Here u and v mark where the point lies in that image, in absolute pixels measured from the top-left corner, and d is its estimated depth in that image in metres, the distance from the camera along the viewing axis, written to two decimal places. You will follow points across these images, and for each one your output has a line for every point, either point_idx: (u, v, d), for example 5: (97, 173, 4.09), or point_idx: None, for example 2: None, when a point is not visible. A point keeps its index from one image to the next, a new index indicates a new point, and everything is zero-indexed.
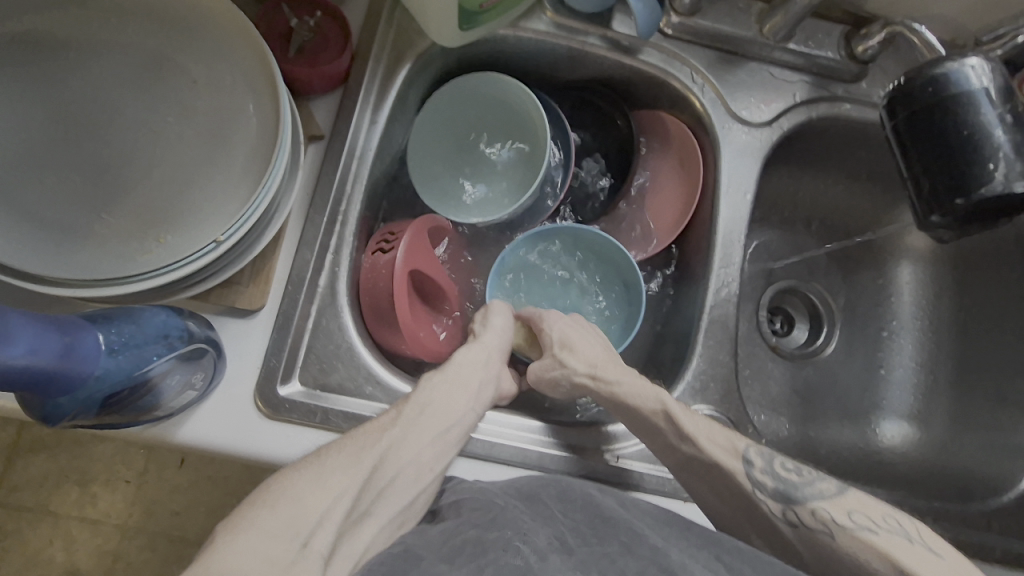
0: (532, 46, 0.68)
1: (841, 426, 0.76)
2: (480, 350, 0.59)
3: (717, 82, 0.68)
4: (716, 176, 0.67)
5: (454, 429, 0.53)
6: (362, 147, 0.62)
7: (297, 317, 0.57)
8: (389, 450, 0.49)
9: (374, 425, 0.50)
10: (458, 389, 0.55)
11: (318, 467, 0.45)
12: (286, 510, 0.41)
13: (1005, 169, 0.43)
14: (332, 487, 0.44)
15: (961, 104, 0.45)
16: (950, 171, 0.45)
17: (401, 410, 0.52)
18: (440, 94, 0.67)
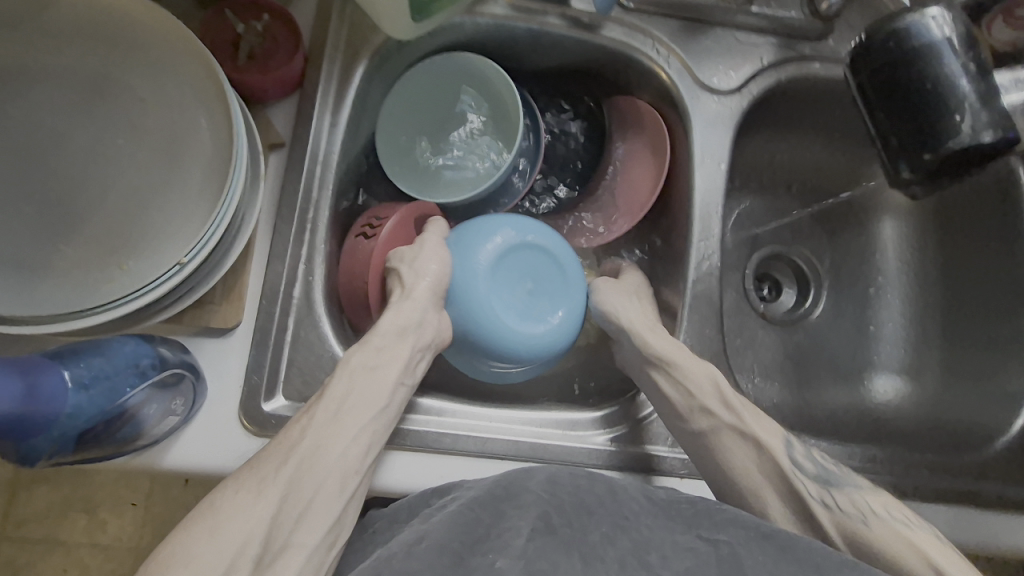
0: (490, 30, 0.66)
1: (835, 386, 0.76)
2: (412, 309, 0.55)
3: (683, 52, 0.67)
4: (689, 149, 0.66)
5: (380, 415, 0.52)
6: (326, 151, 0.60)
7: (274, 331, 0.55)
8: (299, 467, 0.48)
9: (277, 442, 0.49)
10: (379, 374, 0.53)
11: (212, 519, 0.44)
12: (184, 573, 0.42)
13: (971, 119, 0.42)
14: (231, 535, 0.44)
15: (924, 57, 0.44)
16: (917, 127, 0.44)
17: (298, 421, 0.50)
18: (416, 73, 0.67)
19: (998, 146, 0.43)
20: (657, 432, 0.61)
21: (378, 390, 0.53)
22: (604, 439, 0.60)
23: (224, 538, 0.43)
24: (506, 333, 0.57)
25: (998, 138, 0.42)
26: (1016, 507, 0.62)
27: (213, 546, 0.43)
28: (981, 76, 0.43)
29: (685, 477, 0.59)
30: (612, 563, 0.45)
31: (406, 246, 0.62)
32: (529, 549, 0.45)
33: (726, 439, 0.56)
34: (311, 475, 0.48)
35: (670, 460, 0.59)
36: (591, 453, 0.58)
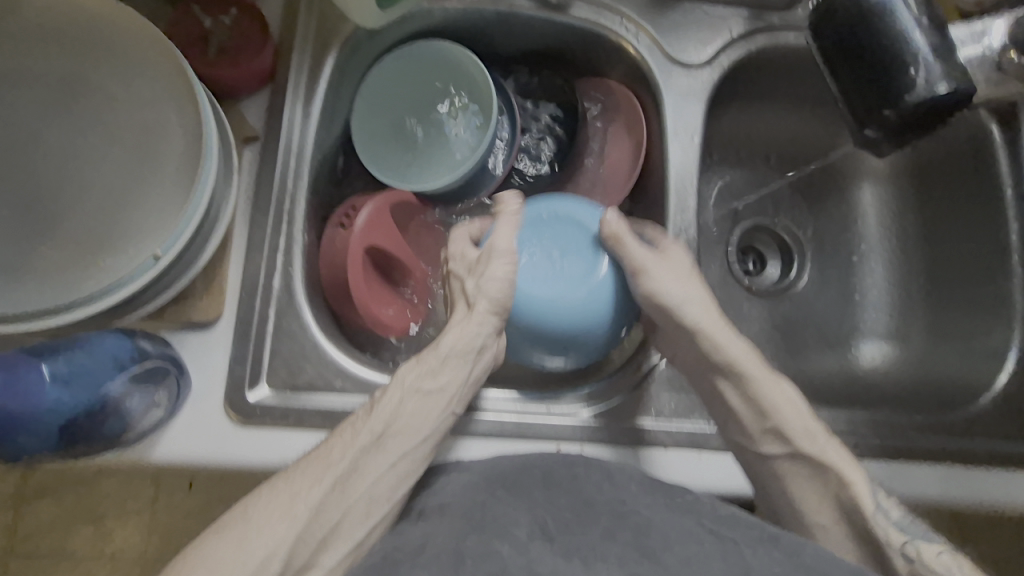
0: (459, 15, 0.67)
1: (823, 354, 0.77)
2: (475, 328, 0.54)
3: (651, 27, 0.67)
4: (662, 125, 0.66)
5: (426, 440, 0.52)
6: (299, 143, 0.60)
7: (256, 322, 0.56)
8: (343, 484, 0.48)
9: (324, 454, 0.49)
10: (432, 395, 0.52)
11: (243, 529, 0.45)
12: (213, 575, 0.43)
13: (926, 72, 0.43)
14: (259, 549, 0.44)
15: (879, 13, 0.44)
16: (875, 83, 0.44)
17: (347, 438, 0.49)
18: (387, 62, 0.67)
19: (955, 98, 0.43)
20: (643, 403, 0.61)
21: (427, 416, 0.52)
22: (590, 413, 0.60)
23: (248, 557, 0.44)
24: (542, 314, 0.56)
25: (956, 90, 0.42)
26: (1006, 463, 0.62)
27: (245, 555, 0.44)
28: (937, 27, 0.43)
29: (669, 447, 0.59)
30: (614, 560, 0.47)
31: (387, 233, 0.63)
32: (530, 548, 0.47)
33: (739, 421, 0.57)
34: (353, 491, 0.48)
35: (652, 430, 0.59)
36: (572, 427, 0.59)
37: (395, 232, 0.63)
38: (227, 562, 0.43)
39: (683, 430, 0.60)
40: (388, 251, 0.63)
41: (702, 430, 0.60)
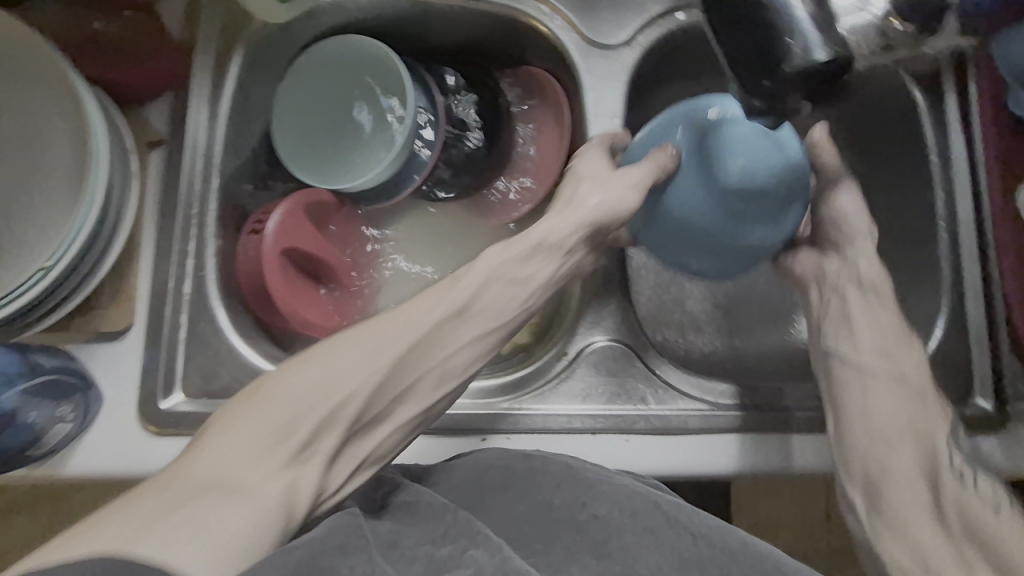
0: (371, 7, 0.65)
1: (766, 331, 0.76)
2: (517, 250, 0.52)
3: (568, 9, 0.65)
4: (583, 109, 0.65)
5: (450, 353, 0.47)
6: (206, 146, 0.59)
7: (167, 330, 0.55)
8: (416, 347, 0.45)
9: (407, 315, 0.46)
10: (447, 305, 0.48)
11: (228, 427, 0.39)
12: (189, 479, 0.36)
13: (802, 40, 0.39)
14: (259, 447, 0.38)
15: None
16: (754, 53, 0.41)
17: (433, 295, 0.48)
18: (301, 60, 0.65)
19: (833, 68, 0.39)
20: (567, 389, 0.60)
21: (500, 282, 0.50)
22: (512, 404, 0.60)
23: (235, 458, 0.38)
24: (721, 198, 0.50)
25: (835, 58, 0.39)
26: None
27: (304, 411, 0.40)
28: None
29: (597, 433, 0.59)
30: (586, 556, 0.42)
31: (301, 237, 0.62)
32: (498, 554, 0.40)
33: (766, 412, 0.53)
34: (425, 352, 0.46)
35: (580, 417, 0.59)
36: (497, 418, 0.59)
37: (308, 234, 0.63)
38: (277, 428, 0.39)
39: (606, 414, 0.59)
40: (306, 253, 0.63)
41: (628, 414, 0.59)
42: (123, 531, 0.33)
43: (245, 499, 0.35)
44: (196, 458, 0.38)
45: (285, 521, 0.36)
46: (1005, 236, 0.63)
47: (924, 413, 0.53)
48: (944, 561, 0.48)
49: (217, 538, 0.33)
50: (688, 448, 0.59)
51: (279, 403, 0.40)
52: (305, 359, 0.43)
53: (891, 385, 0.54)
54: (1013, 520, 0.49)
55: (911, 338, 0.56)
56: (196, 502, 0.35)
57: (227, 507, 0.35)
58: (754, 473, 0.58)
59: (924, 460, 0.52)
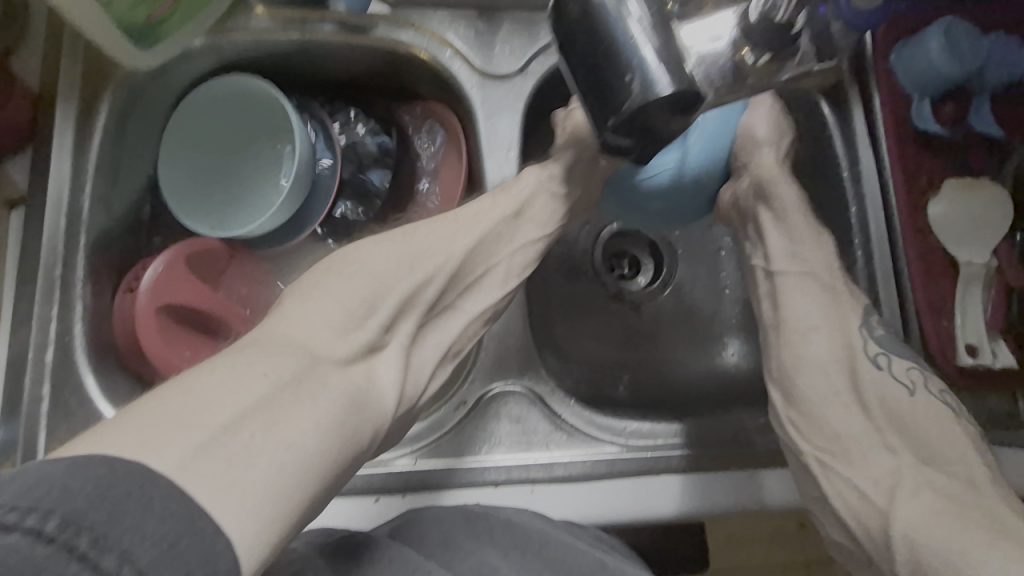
0: (254, 46, 0.62)
1: (693, 355, 0.74)
2: (505, 202, 0.52)
3: (456, 40, 0.63)
4: (478, 140, 0.63)
5: (426, 284, 0.46)
6: (70, 201, 0.55)
7: (28, 402, 0.52)
8: (416, 260, 0.46)
9: (433, 228, 0.49)
10: (433, 243, 0.48)
11: (225, 363, 0.35)
12: (171, 411, 0.31)
13: (641, 77, 0.38)
14: (251, 376, 0.34)
15: (593, 17, 0.39)
16: (597, 94, 0.40)
17: (466, 215, 0.51)
18: (187, 102, 0.63)
19: (679, 99, 0.38)
20: (464, 440, 0.58)
21: (496, 213, 0.52)
22: (406, 462, 0.56)
23: (221, 390, 0.33)
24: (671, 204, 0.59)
25: (682, 91, 0.38)
26: None
27: (318, 330, 0.39)
28: (660, 22, 0.40)
29: (499, 484, 0.56)
30: None
31: (184, 290, 0.58)
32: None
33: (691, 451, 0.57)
34: (435, 263, 0.47)
35: (486, 469, 0.57)
36: (396, 477, 0.56)
37: (194, 285, 0.59)
38: (326, 336, 0.39)
39: (506, 465, 0.57)
40: (191, 306, 0.59)
41: (535, 464, 0.57)
42: (189, 431, 0.30)
43: (272, 417, 0.33)
44: (177, 394, 0.32)
45: (365, 409, 0.38)
46: (912, 251, 0.61)
47: (837, 307, 0.55)
48: (864, 456, 0.50)
49: (261, 464, 0.31)
50: (598, 498, 0.57)
51: (281, 335, 0.38)
52: (287, 298, 0.42)
53: (807, 283, 0.56)
54: (927, 398, 0.52)
55: (818, 238, 0.58)
56: (217, 411, 0.32)
57: (289, 408, 0.34)
58: (691, 517, 0.57)
59: (843, 349, 0.53)
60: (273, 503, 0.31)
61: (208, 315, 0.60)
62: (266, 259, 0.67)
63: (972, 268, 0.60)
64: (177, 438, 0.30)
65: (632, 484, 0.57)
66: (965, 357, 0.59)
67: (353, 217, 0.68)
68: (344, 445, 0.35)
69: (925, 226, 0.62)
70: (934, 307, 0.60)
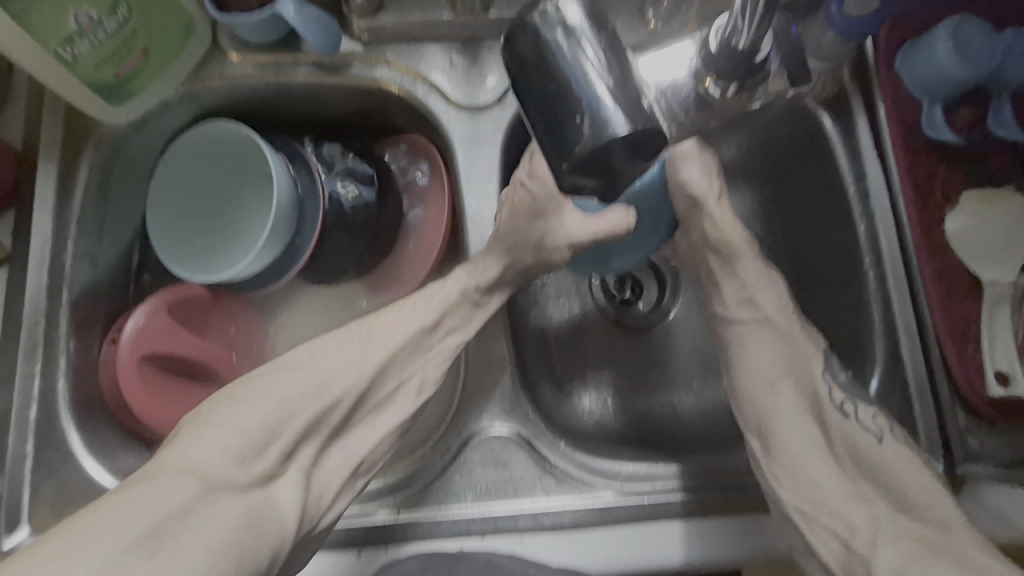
0: (231, 93, 0.63)
1: (703, 386, 0.68)
2: (439, 294, 0.53)
3: (430, 74, 0.62)
4: (456, 174, 0.61)
5: (336, 399, 0.46)
6: (52, 259, 0.57)
7: (13, 460, 0.53)
8: (325, 378, 0.46)
9: (343, 339, 0.49)
10: (342, 354, 0.48)
11: (111, 503, 0.36)
12: (47, 562, 0.32)
13: (592, 119, 0.36)
14: (130, 517, 0.35)
15: (542, 56, 0.38)
16: (550, 135, 0.38)
17: (380, 321, 0.51)
18: (173, 151, 0.62)
19: (634, 140, 0.36)
20: (450, 488, 0.55)
21: (411, 324, 0.51)
22: (388, 512, 0.55)
23: (98, 534, 0.34)
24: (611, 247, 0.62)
25: (636, 130, 0.36)
26: None
27: (213, 459, 0.40)
28: (614, 57, 0.38)
29: (486, 535, 0.54)
30: None
31: (167, 338, 0.58)
32: None
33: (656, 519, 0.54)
34: (343, 383, 0.47)
35: (474, 519, 0.54)
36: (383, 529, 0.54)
37: (177, 333, 0.59)
38: (225, 463, 0.40)
39: (495, 515, 0.54)
40: (176, 356, 0.59)
41: (529, 511, 0.54)
42: (67, 570, 0.32)
43: (154, 549, 0.34)
44: (60, 538, 0.34)
45: (260, 534, 0.38)
46: (927, 271, 0.56)
47: (799, 358, 0.52)
48: (845, 504, 0.46)
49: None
50: (593, 548, 0.53)
51: (179, 462, 0.39)
52: (186, 426, 0.42)
53: (764, 332, 0.54)
54: (902, 448, 0.49)
55: (767, 278, 0.55)
56: (96, 547, 0.33)
57: (175, 539, 0.35)
58: (694, 563, 0.54)
59: (806, 398, 0.51)
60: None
61: (197, 364, 0.60)
62: (252, 303, 0.67)
63: (999, 288, 0.55)
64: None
65: (631, 530, 0.54)
66: (995, 386, 0.53)
67: (338, 253, 0.64)
68: (234, 572, 0.36)
69: (943, 243, 0.57)
70: (953, 332, 0.55)
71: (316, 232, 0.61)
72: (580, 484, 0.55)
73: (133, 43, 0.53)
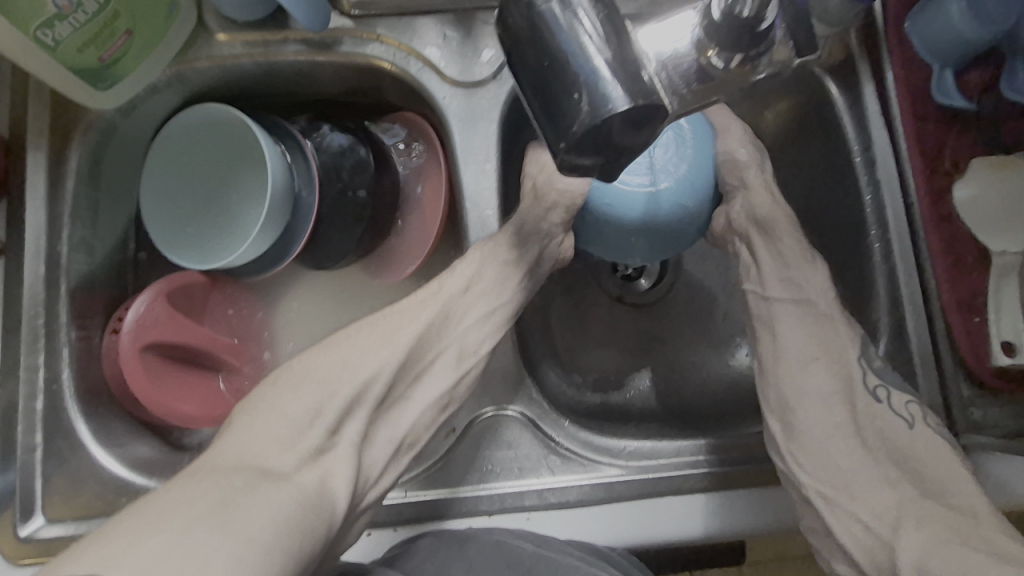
0: (220, 74, 0.61)
1: (707, 360, 0.68)
2: (464, 273, 0.53)
3: (424, 49, 0.60)
4: (453, 153, 0.60)
5: (374, 381, 0.47)
6: (47, 249, 0.56)
7: (22, 450, 0.54)
8: (359, 359, 0.47)
9: (375, 323, 0.49)
10: (376, 337, 0.49)
11: (172, 487, 0.35)
12: (115, 540, 0.31)
13: (590, 95, 0.35)
14: (195, 493, 0.34)
15: (538, 30, 0.36)
16: (547, 113, 0.37)
17: (405, 305, 0.51)
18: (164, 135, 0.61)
19: (634, 116, 0.35)
20: (456, 468, 0.56)
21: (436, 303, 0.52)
22: (396, 494, 0.55)
23: (165, 511, 0.33)
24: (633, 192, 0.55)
25: (637, 106, 0.34)
26: None
27: (264, 445, 0.40)
28: (612, 30, 0.36)
29: (493, 514, 0.54)
30: None
31: (168, 326, 0.58)
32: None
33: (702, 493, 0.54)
34: (377, 359, 0.47)
35: (480, 499, 0.54)
36: (389, 511, 0.55)
37: (179, 321, 0.59)
38: (274, 447, 0.40)
39: (501, 494, 0.55)
40: (178, 344, 0.59)
41: (535, 489, 0.55)
42: (142, 548, 0.31)
43: (224, 523, 0.32)
44: (126, 524, 0.32)
45: (316, 512, 0.37)
46: (934, 242, 0.55)
47: (831, 336, 0.53)
48: (867, 489, 0.48)
49: (217, 561, 0.31)
50: (599, 524, 0.54)
51: (232, 454, 0.39)
52: (233, 419, 0.43)
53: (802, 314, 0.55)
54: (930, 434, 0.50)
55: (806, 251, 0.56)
56: (164, 526, 0.32)
57: (241, 512, 0.33)
58: (701, 539, 0.54)
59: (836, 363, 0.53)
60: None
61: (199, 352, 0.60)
62: (252, 288, 0.66)
63: (1005, 259, 0.54)
64: (133, 558, 0.30)
65: (639, 507, 0.54)
66: (1000, 357, 0.52)
67: (333, 238, 0.63)
68: (304, 540, 0.35)
69: (950, 213, 0.55)
70: (962, 304, 0.54)
71: (313, 213, 0.60)
72: (586, 463, 0.55)
73: (115, 24, 0.51)
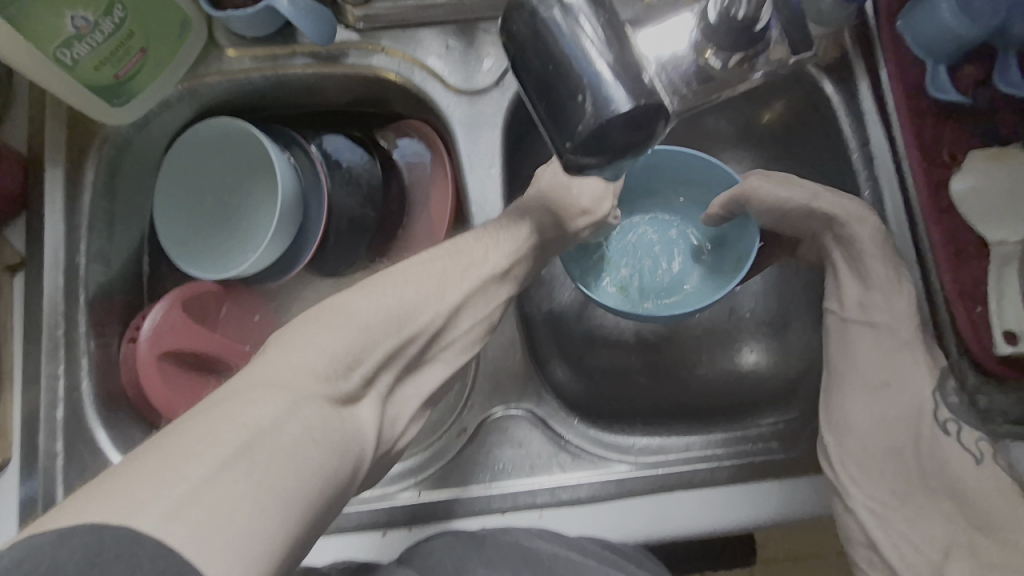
0: (229, 89, 0.63)
1: (713, 358, 0.69)
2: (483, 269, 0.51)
3: (428, 59, 0.62)
4: (458, 159, 0.61)
5: (411, 326, 0.45)
6: (66, 261, 0.58)
7: (43, 457, 0.55)
8: (404, 307, 0.45)
9: (417, 271, 0.47)
10: (417, 284, 0.46)
11: (206, 409, 0.32)
12: (155, 462, 0.28)
13: (593, 96, 0.36)
14: (228, 421, 0.31)
15: (541, 37, 0.38)
16: (552, 116, 0.38)
17: (440, 261, 0.49)
18: (177, 146, 0.62)
19: (637, 114, 0.36)
20: (469, 468, 0.56)
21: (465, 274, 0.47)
22: (409, 494, 0.56)
23: (209, 438, 0.30)
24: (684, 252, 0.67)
25: (640, 107, 0.36)
26: None
27: (302, 375, 0.36)
28: (613, 32, 0.38)
29: (506, 512, 0.55)
30: None
31: (184, 334, 0.59)
32: None
33: (711, 498, 0.54)
34: (419, 320, 0.45)
35: (492, 498, 0.55)
36: (402, 509, 0.55)
37: (194, 329, 0.60)
38: (310, 377, 0.37)
39: (512, 491, 0.55)
40: (193, 352, 0.60)
41: (546, 487, 0.55)
42: (172, 482, 0.27)
43: (255, 460, 0.30)
44: (158, 447, 0.29)
45: (347, 450, 0.35)
46: (934, 234, 0.56)
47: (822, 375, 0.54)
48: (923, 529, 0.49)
49: (246, 508, 0.28)
50: (609, 521, 0.54)
51: (263, 376, 0.35)
52: (273, 343, 0.39)
53: (820, 395, 0.55)
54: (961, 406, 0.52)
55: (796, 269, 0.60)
56: (200, 455, 0.29)
57: (272, 454, 0.30)
58: (712, 533, 0.54)
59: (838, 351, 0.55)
60: (264, 556, 0.28)
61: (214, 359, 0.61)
62: (264, 299, 0.68)
63: (1006, 247, 0.55)
64: (163, 493, 0.27)
65: (650, 503, 0.55)
66: (1004, 345, 0.52)
67: (341, 246, 0.64)
68: (330, 488, 0.32)
69: (949, 206, 0.56)
70: (963, 295, 0.54)
71: (322, 222, 0.61)
72: (597, 463, 0.56)
73: (130, 42, 0.53)
